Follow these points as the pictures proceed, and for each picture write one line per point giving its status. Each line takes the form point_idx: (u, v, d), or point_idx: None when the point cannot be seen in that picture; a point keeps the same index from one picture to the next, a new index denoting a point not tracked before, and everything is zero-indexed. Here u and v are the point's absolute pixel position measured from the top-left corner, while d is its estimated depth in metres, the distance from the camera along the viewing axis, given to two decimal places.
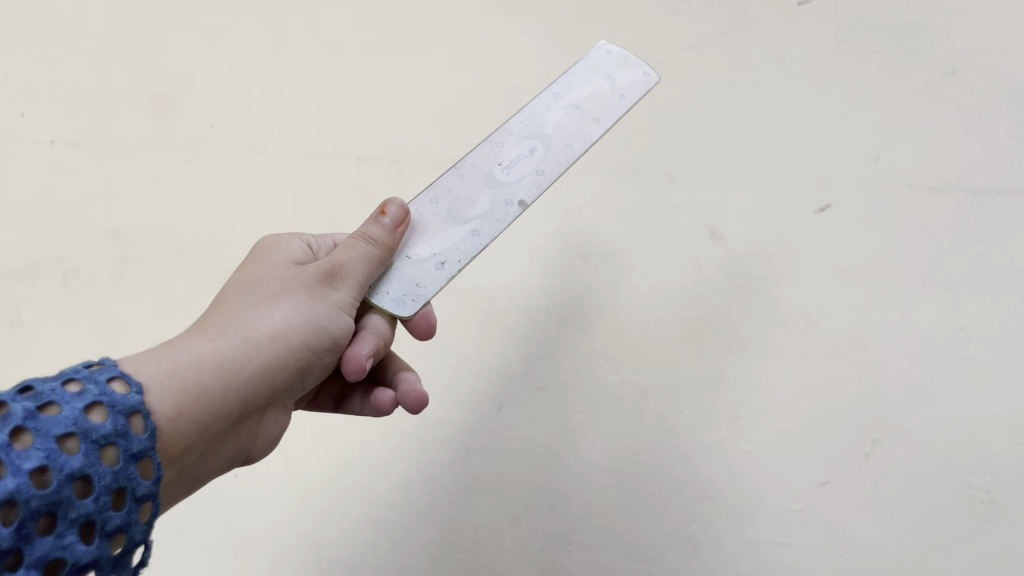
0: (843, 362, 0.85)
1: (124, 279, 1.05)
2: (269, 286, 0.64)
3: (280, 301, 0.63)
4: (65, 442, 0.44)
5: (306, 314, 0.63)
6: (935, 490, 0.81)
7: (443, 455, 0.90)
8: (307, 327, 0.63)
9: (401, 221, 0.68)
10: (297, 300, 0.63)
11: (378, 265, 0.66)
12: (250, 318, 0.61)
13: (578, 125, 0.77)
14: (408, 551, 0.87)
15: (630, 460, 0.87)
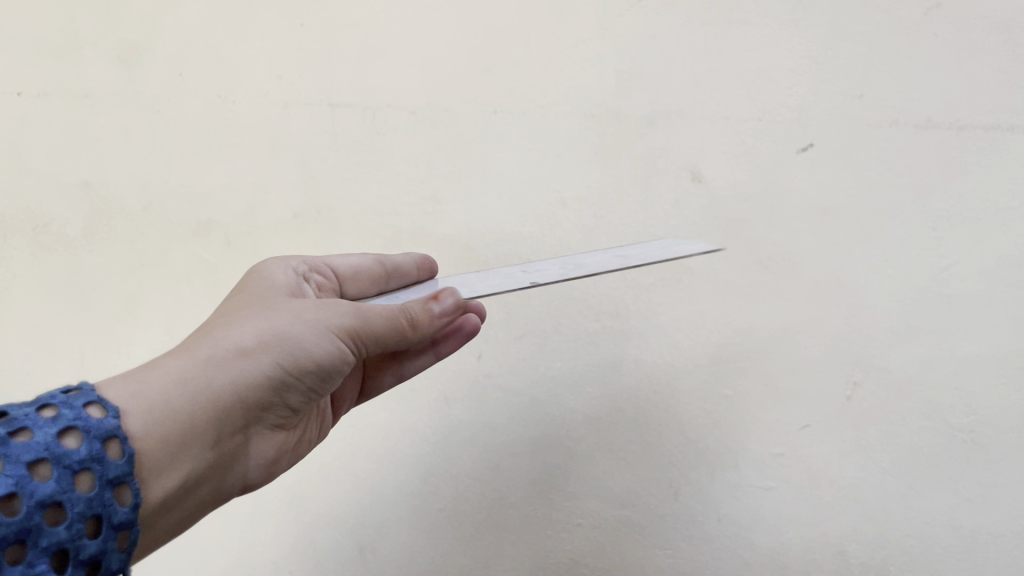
0: (823, 305, 0.84)
1: (95, 233, 1.04)
2: (254, 311, 0.66)
3: (261, 320, 0.65)
4: (36, 467, 0.47)
5: (283, 330, 0.64)
6: (916, 431, 0.81)
7: (421, 404, 0.90)
8: (284, 345, 0.63)
9: (451, 311, 0.68)
10: (279, 318, 0.65)
11: (395, 316, 0.66)
12: (226, 337, 0.63)
13: (617, 258, 0.73)
14: (389, 500, 0.88)
15: (609, 407, 0.86)
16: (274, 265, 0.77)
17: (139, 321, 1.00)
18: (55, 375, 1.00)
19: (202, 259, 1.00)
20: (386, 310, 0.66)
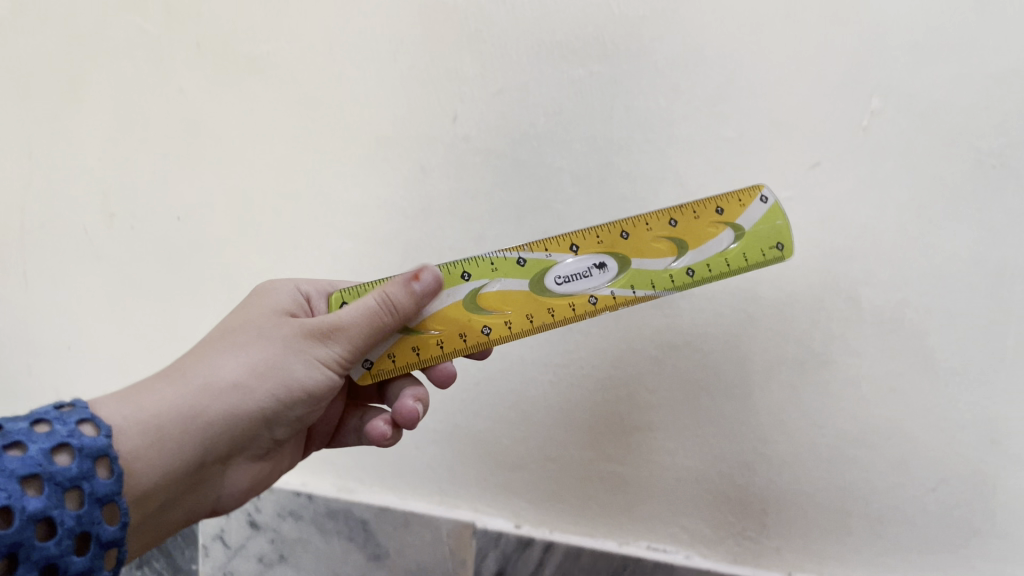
0: (837, 25, 0.70)
1: (23, 11, 0.94)
2: (248, 332, 0.60)
3: (256, 347, 0.59)
4: (28, 483, 0.45)
5: (278, 363, 0.59)
6: (940, 160, 0.70)
7: (398, 175, 0.84)
8: (274, 381, 0.59)
9: (433, 288, 0.60)
10: (272, 349, 0.59)
11: (385, 325, 0.60)
12: (217, 359, 0.58)
13: None
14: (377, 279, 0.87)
15: (598, 162, 0.78)
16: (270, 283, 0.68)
17: (91, 108, 0.93)
18: (25, 173, 0.97)
19: (141, 31, 0.90)
20: (369, 304, 0.59)
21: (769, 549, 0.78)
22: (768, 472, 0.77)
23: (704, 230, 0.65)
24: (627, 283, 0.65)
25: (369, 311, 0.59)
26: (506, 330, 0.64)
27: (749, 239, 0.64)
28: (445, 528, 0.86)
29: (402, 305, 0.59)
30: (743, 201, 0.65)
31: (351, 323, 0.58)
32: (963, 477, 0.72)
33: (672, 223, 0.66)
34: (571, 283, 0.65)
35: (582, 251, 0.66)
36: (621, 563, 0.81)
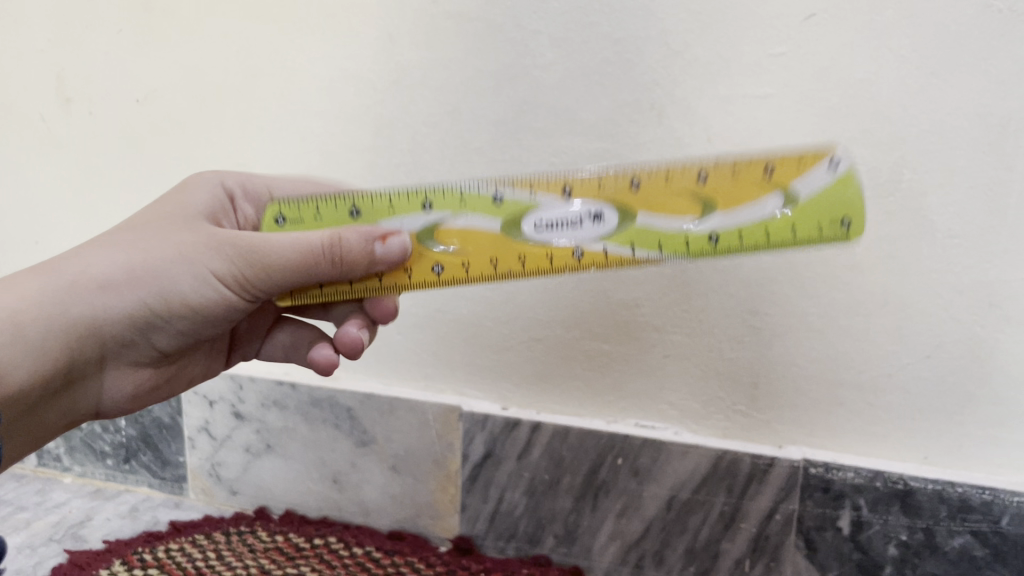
0: None
1: None
2: (143, 233, 0.59)
3: (144, 247, 0.58)
4: None
5: (163, 273, 0.57)
6: (945, 7, 0.63)
7: (364, 46, 0.78)
8: (156, 290, 0.57)
9: (389, 253, 0.56)
10: (162, 254, 0.57)
11: (315, 270, 0.55)
12: (101, 255, 0.58)
13: None
14: (349, 158, 0.82)
15: (576, 22, 0.72)
16: (201, 182, 0.66)
17: None
18: None
19: None
20: (307, 241, 0.54)
21: (760, 423, 0.76)
22: (757, 345, 0.74)
23: (743, 190, 0.54)
24: (627, 241, 0.57)
25: (296, 249, 0.54)
26: (459, 272, 0.59)
27: (803, 209, 0.53)
28: (431, 412, 0.85)
29: (344, 258, 0.55)
30: (809, 160, 0.53)
31: (275, 255, 0.55)
32: (959, 342, 0.69)
33: (701, 176, 0.55)
34: (554, 230, 0.57)
35: (577, 193, 0.56)
36: (608, 441, 0.79)
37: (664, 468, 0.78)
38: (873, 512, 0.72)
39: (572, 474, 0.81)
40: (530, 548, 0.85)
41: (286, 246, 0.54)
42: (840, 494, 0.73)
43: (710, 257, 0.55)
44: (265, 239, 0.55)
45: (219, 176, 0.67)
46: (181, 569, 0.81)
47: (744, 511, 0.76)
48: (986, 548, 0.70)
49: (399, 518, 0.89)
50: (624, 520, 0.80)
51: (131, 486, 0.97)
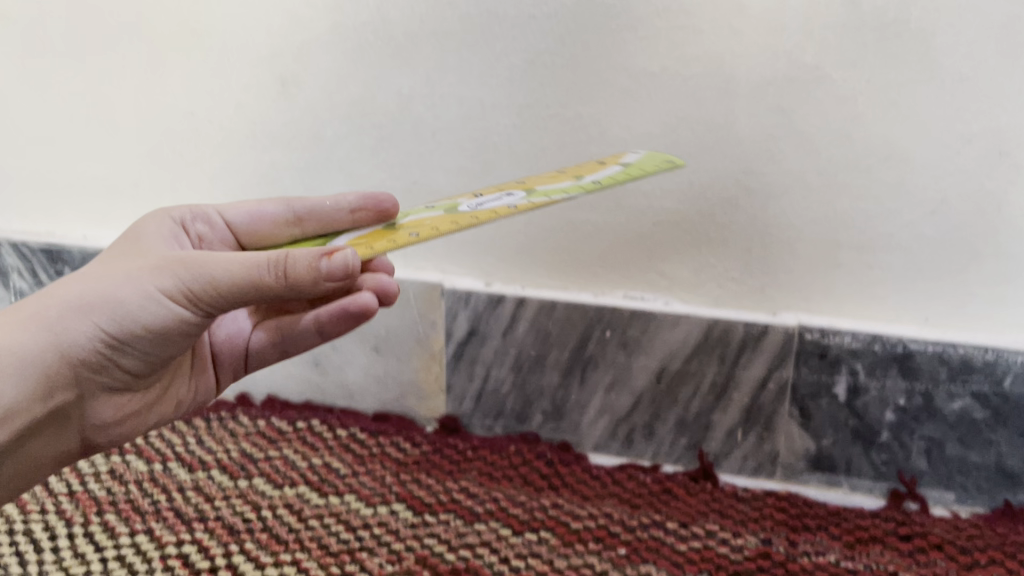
0: None
1: None
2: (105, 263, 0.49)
3: (101, 277, 0.48)
4: None
5: (121, 296, 0.46)
6: None
7: None
8: (115, 318, 0.46)
9: (338, 274, 0.44)
10: (121, 277, 0.47)
11: (265, 295, 0.45)
12: (55, 292, 0.47)
13: (562, 185, 0.56)
14: (306, 21, 0.74)
15: None
16: (152, 213, 0.57)
17: None
18: None
19: None
20: (250, 258, 0.44)
21: (755, 290, 0.72)
22: (753, 209, 0.69)
23: (590, 166, 0.62)
24: (543, 193, 0.53)
25: (237, 270, 0.44)
26: (433, 230, 0.48)
27: (636, 163, 0.60)
28: (411, 290, 0.80)
29: (293, 280, 0.44)
30: (613, 158, 0.63)
31: (215, 277, 0.45)
32: (966, 196, 0.65)
33: (564, 174, 0.62)
34: (485, 203, 0.53)
35: (486, 188, 0.58)
36: (596, 314, 0.76)
37: (653, 339, 0.75)
38: (870, 378, 0.69)
39: (558, 349, 0.78)
40: (518, 425, 0.82)
41: (224, 263, 0.44)
42: (836, 359, 0.70)
43: (602, 189, 0.54)
44: (209, 257, 0.45)
45: (173, 210, 0.58)
46: (160, 455, 0.80)
47: (737, 381, 0.73)
48: (986, 410, 0.67)
49: (383, 400, 0.86)
50: (613, 394, 0.78)
51: None
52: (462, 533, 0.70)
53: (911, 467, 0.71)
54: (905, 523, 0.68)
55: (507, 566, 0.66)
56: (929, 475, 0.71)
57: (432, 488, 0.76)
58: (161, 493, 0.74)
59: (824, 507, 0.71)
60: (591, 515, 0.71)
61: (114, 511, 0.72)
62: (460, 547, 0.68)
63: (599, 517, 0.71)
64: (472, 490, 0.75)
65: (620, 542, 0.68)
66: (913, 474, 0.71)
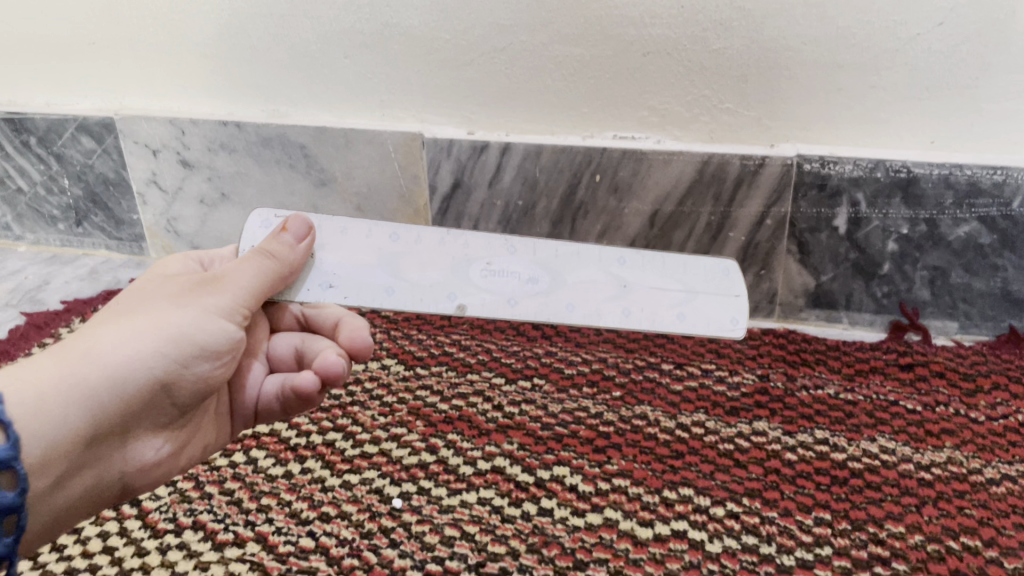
0: None
1: None
2: (129, 295, 0.46)
3: (140, 306, 0.44)
4: None
5: (172, 321, 0.44)
6: None
7: None
8: (174, 341, 0.43)
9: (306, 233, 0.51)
10: (162, 305, 0.44)
11: (270, 283, 0.48)
12: (100, 324, 0.43)
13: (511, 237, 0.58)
14: None
15: None
16: (172, 256, 0.51)
17: None
18: None
19: None
20: (249, 255, 0.48)
21: (752, 121, 0.68)
22: (748, 31, 0.63)
23: None
24: None
25: (260, 268, 0.48)
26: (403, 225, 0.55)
27: None
28: (391, 143, 0.75)
29: (289, 255, 0.49)
30: None
31: (238, 276, 0.47)
32: (978, 4, 0.59)
33: None
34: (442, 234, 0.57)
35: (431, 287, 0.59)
36: (585, 158, 0.71)
37: (645, 180, 0.71)
38: (873, 208, 0.66)
39: (547, 199, 0.74)
40: None
41: (248, 267, 0.47)
42: (836, 191, 0.67)
43: None
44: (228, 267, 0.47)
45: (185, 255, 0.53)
46: None
47: (733, 218, 0.70)
48: (993, 234, 0.65)
49: None
50: (605, 242, 0.74)
51: (89, 250, 0.92)
52: (454, 383, 0.69)
53: (914, 297, 0.69)
54: (907, 354, 0.66)
55: (500, 413, 0.65)
56: (932, 306, 0.69)
57: (424, 342, 0.74)
58: None
59: (823, 342, 0.69)
60: (585, 361, 0.70)
61: None
62: (453, 397, 0.67)
63: (595, 362, 0.70)
64: (464, 343, 0.74)
65: (615, 385, 0.67)
66: (916, 305, 0.69)
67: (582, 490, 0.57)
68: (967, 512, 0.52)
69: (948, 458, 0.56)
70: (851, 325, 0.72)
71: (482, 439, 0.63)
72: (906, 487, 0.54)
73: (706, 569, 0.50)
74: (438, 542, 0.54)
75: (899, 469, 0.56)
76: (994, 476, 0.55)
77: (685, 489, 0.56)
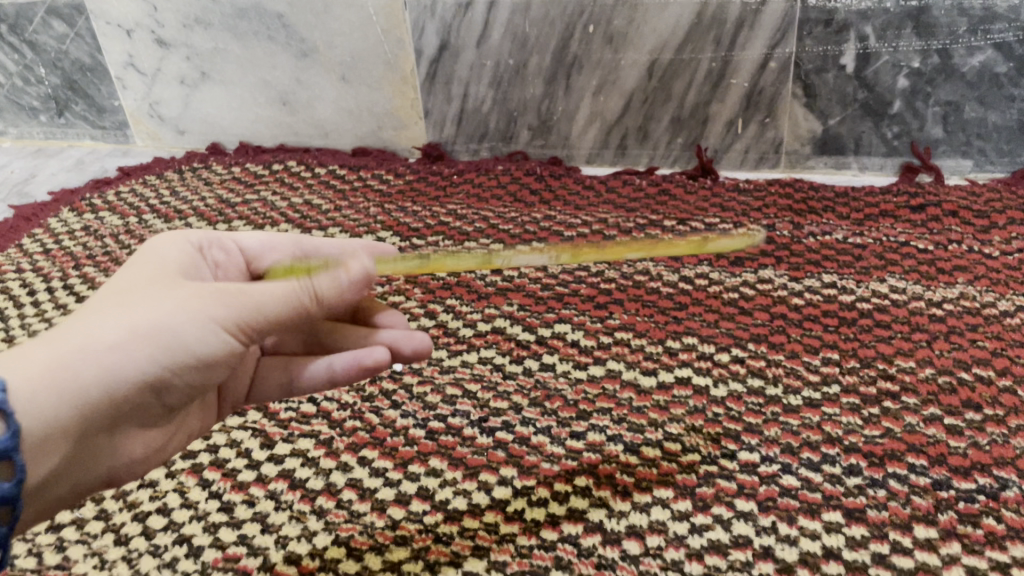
0: None
1: None
2: (142, 280, 0.36)
3: (152, 298, 0.35)
4: None
5: (187, 326, 0.34)
6: None
7: None
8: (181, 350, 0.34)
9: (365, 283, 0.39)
10: (179, 304, 0.35)
11: (292, 318, 0.37)
12: (108, 309, 0.34)
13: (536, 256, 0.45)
14: None
15: None
16: (165, 235, 0.41)
17: None
18: None
19: None
20: (295, 284, 0.37)
21: None
22: None
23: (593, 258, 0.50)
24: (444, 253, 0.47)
25: (290, 295, 0.37)
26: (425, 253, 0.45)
27: None
28: (371, 7, 0.71)
29: (327, 301, 0.38)
30: None
31: (264, 308, 0.36)
32: None
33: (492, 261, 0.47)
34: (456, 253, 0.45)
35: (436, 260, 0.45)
36: (577, 6, 0.67)
37: (642, 28, 0.66)
38: (882, 42, 0.62)
39: (540, 55, 0.70)
40: (505, 146, 0.77)
41: (272, 292, 0.36)
42: (843, 25, 0.62)
43: None
44: (257, 287, 0.36)
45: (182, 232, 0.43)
46: (133, 209, 0.76)
47: (735, 64, 0.66)
48: (1010, 62, 0.61)
49: (360, 136, 0.80)
50: (602, 99, 0.71)
51: (74, 141, 0.90)
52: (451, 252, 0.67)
53: (926, 136, 0.66)
54: (919, 195, 0.64)
55: (499, 276, 0.64)
56: (945, 144, 0.66)
57: (419, 213, 0.71)
58: (138, 244, 0.71)
59: (831, 189, 0.66)
60: (586, 223, 0.67)
61: (91, 264, 0.69)
62: None
63: (594, 224, 0.67)
64: (460, 213, 0.70)
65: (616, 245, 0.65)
66: (928, 144, 0.66)
67: (584, 346, 0.56)
68: (980, 344, 0.51)
69: (961, 293, 0.55)
70: (858, 171, 0.69)
71: (482, 302, 0.61)
72: (918, 324, 0.53)
73: (710, 413, 0.49)
74: (440, 401, 0.53)
75: (909, 308, 0.54)
76: (1009, 309, 0.53)
77: (689, 338, 0.55)
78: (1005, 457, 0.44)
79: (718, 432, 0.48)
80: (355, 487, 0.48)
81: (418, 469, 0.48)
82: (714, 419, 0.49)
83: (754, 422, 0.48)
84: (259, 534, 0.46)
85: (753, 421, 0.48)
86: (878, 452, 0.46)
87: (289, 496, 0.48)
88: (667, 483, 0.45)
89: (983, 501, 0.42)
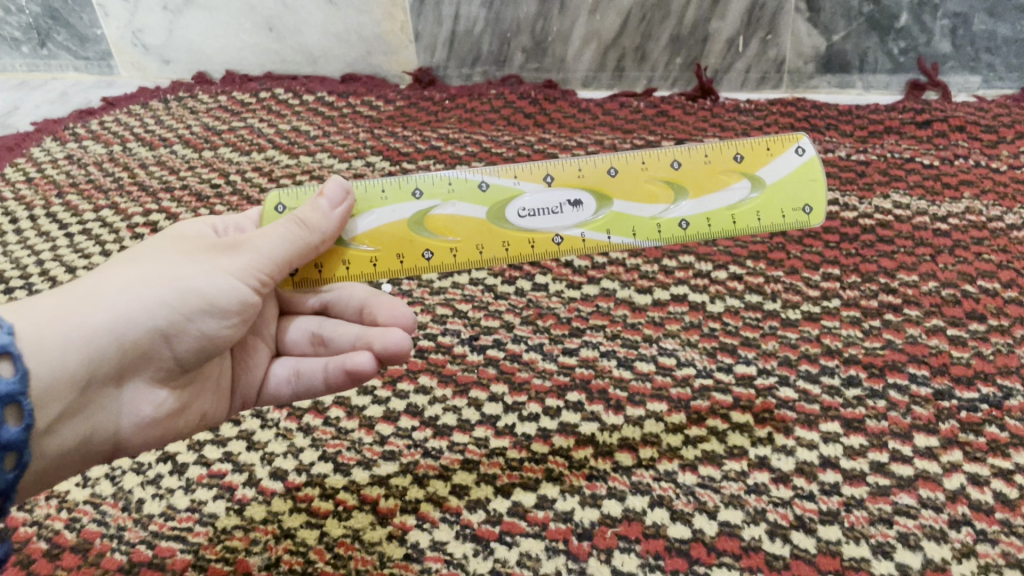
0: None
1: None
2: (149, 248, 0.36)
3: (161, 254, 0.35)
4: None
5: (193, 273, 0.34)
6: None
7: None
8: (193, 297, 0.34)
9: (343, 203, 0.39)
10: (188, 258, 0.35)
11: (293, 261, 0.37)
12: (116, 267, 0.34)
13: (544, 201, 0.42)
14: None
15: None
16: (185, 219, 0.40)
17: None
18: None
19: None
20: (289, 224, 0.37)
21: None
22: None
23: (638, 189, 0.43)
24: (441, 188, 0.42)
25: (289, 236, 0.36)
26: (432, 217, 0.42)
27: None
28: None
29: (315, 223, 0.37)
30: None
31: (271, 251, 0.35)
32: None
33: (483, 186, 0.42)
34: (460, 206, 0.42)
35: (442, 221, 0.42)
36: None
37: None
38: None
39: None
40: (499, 70, 0.75)
41: (272, 236, 0.36)
42: None
43: None
44: (261, 236, 0.36)
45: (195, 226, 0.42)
46: (118, 138, 0.74)
47: None
48: None
49: (349, 61, 0.78)
50: (598, 18, 0.69)
51: (58, 73, 0.88)
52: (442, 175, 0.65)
53: (933, 52, 0.64)
54: (925, 111, 0.62)
55: None
56: (952, 60, 0.64)
57: (410, 138, 0.69)
58: (123, 171, 0.69)
59: (835, 107, 0.64)
60: (581, 145, 0.65)
61: (74, 192, 0.67)
62: None
63: (590, 146, 0.65)
64: (452, 137, 0.68)
65: None
66: (935, 60, 0.64)
67: (578, 265, 0.54)
68: (986, 257, 0.49)
69: (967, 208, 0.53)
70: (863, 88, 0.67)
71: None
72: (923, 239, 0.51)
73: (707, 328, 0.48)
74: (430, 321, 0.51)
75: (913, 223, 0.53)
76: (1017, 222, 0.51)
77: (686, 257, 0.53)
78: (1009, 367, 0.43)
79: (714, 346, 0.47)
80: (343, 405, 0.47)
81: (407, 387, 0.47)
82: (711, 334, 0.48)
83: (752, 336, 0.47)
84: (245, 451, 0.45)
85: (750, 335, 0.47)
86: (878, 363, 0.44)
87: (276, 415, 0.46)
88: (660, 397, 0.44)
89: (986, 409, 0.41)
